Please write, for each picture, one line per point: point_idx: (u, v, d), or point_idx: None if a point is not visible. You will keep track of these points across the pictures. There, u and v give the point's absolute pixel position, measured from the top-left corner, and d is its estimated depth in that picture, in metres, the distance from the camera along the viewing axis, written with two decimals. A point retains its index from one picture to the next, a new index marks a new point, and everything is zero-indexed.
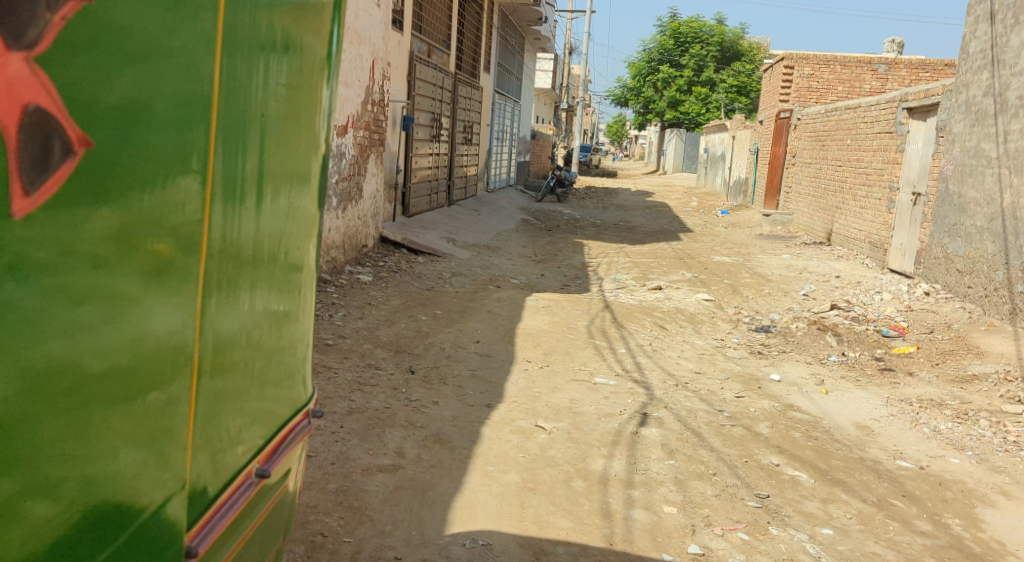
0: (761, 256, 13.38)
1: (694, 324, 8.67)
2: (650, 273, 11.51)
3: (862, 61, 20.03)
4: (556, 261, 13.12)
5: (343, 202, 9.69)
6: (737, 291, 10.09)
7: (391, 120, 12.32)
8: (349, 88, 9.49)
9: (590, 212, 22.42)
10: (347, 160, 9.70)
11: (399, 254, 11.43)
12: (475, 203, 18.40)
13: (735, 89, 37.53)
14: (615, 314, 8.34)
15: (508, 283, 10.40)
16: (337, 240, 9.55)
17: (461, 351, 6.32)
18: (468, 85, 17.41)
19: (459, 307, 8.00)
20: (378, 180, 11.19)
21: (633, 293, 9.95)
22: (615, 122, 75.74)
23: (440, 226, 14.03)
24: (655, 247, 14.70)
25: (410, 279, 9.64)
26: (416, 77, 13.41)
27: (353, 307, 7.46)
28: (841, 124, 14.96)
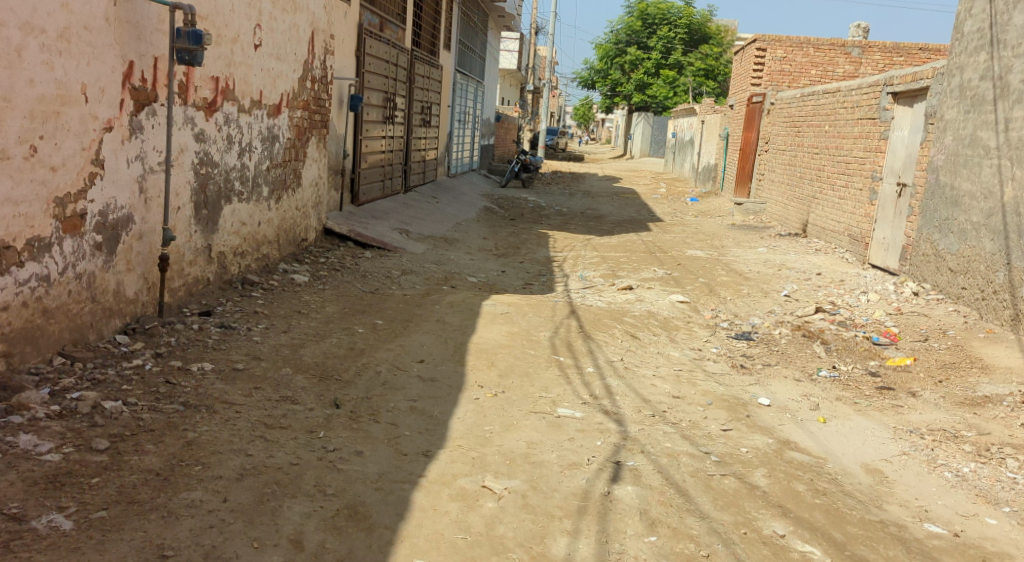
0: (737, 250, 12.52)
1: (669, 332, 7.76)
2: (618, 270, 10.55)
3: (836, 44, 19.11)
4: (518, 255, 12.15)
5: (278, 192, 8.72)
6: (714, 291, 9.21)
7: (336, 99, 11.27)
8: (283, 64, 8.51)
9: (555, 199, 21.49)
10: (282, 145, 8.74)
11: (345, 248, 10.46)
12: (434, 189, 17.39)
13: (703, 72, 36.79)
14: (581, 321, 7.42)
15: (464, 283, 9.46)
16: (271, 235, 8.60)
17: (399, 373, 5.39)
18: (424, 63, 16.34)
19: (404, 315, 7.03)
20: (321, 166, 10.23)
21: (601, 294, 9.06)
22: (581, 106, 74.71)
23: (393, 215, 13.03)
24: (624, 240, 13.81)
25: (353, 279, 8.67)
26: (367, 53, 12.40)
27: (278, 318, 6.52)
28: (819, 109, 14.08)
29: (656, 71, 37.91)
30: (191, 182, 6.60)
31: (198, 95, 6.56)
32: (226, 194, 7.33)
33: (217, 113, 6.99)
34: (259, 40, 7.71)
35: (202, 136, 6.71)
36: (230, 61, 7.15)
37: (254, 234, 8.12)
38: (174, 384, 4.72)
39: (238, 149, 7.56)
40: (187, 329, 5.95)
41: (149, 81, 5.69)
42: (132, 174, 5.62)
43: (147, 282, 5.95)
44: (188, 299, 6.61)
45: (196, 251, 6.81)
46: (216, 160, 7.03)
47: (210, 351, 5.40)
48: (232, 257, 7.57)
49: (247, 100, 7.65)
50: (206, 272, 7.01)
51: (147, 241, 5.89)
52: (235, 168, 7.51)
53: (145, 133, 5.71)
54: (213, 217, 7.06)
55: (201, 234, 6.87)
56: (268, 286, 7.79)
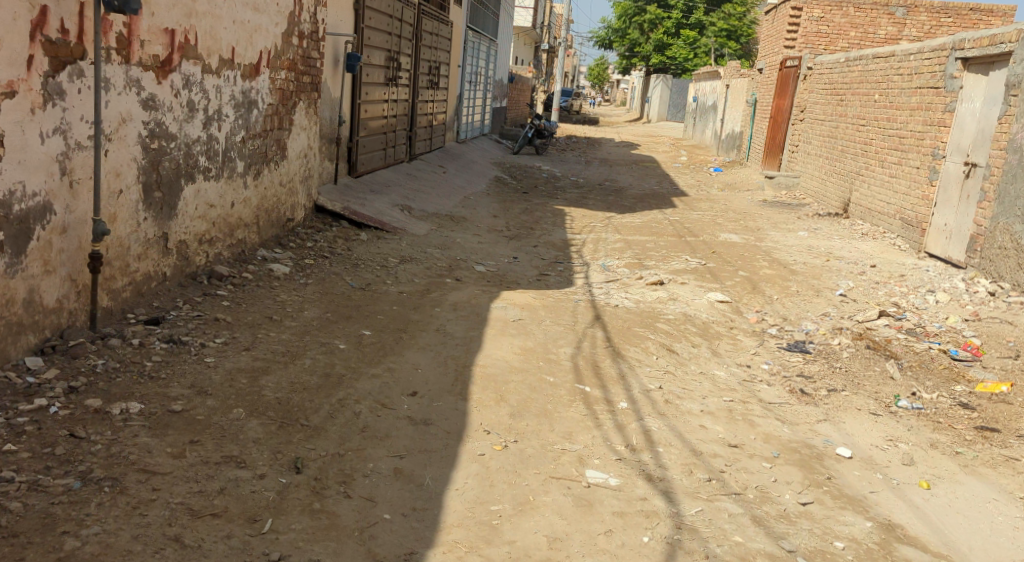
0: (775, 235, 11.29)
1: (709, 343, 6.62)
2: (646, 259, 9.64)
3: (879, 3, 17.86)
4: (532, 237, 11.00)
5: (256, 167, 7.53)
6: (757, 289, 8.05)
7: (330, 57, 10.03)
8: (262, 16, 7.33)
9: (570, 169, 20.27)
10: (261, 113, 7.55)
11: (338, 228, 9.28)
12: (442, 157, 16.23)
13: (725, 33, 35.15)
14: (607, 331, 6.31)
15: (471, 275, 8.35)
16: (248, 217, 7.43)
17: (383, 413, 4.27)
18: (433, 20, 15.07)
19: (399, 325, 5.93)
20: (312, 135, 9.03)
21: (628, 289, 8.20)
22: (597, 66, 73.13)
23: (393, 188, 11.84)
24: (649, 220, 12.75)
25: (342, 270, 7.51)
26: (368, 6, 11.17)
27: (243, 328, 5.38)
28: (869, 75, 12.89)
29: (676, 32, 36.43)
30: (136, 159, 5.49)
31: (145, 50, 5.50)
32: (187, 172, 6.16)
33: (173, 74, 5.87)
34: None
35: (152, 103, 5.64)
36: (190, 10, 6.02)
37: (226, 217, 6.94)
38: (81, 439, 3.59)
39: (205, 118, 6.41)
40: (124, 346, 4.85)
41: (72, 32, 4.71)
42: (47, 152, 4.60)
43: (75, 286, 4.89)
44: (133, 304, 5.49)
45: (146, 242, 5.68)
46: (170, 131, 5.88)
47: (145, 382, 4.21)
48: (195, 246, 6.40)
49: (215, 59, 6.48)
50: (162, 267, 5.89)
51: (73, 235, 4.84)
52: (200, 139, 6.33)
53: (67, 99, 4.70)
54: (169, 200, 5.92)
55: (153, 222, 5.74)
56: (241, 281, 6.63)
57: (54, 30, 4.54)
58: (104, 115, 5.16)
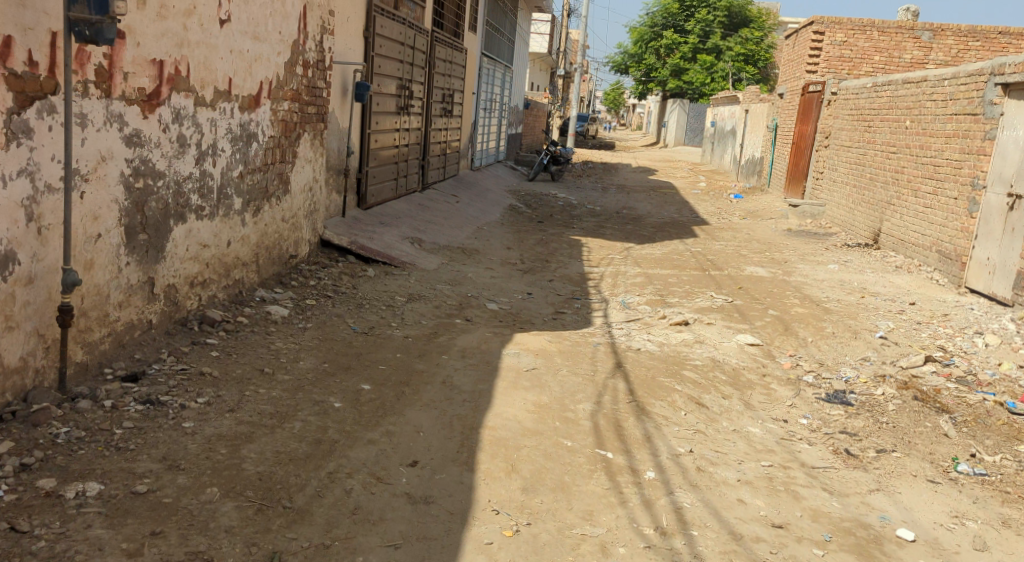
0: (804, 267, 10.93)
1: (741, 394, 6.09)
2: (668, 296, 9.12)
3: (904, 26, 17.57)
4: (547, 271, 10.52)
5: (256, 203, 7.08)
6: (789, 330, 7.52)
7: (337, 86, 9.63)
8: (263, 45, 6.92)
9: (587, 196, 19.80)
10: (261, 146, 7.12)
11: (344, 264, 8.81)
12: (455, 187, 15.81)
13: (743, 58, 34.83)
14: (630, 382, 5.78)
15: (483, 315, 7.85)
16: (246, 256, 6.98)
17: (378, 490, 3.91)
18: (446, 47, 14.73)
19: (403, 376, 5.44)
20: (317, 167, 8.60)
21: (651, 330, 7.66)
22: (613, 91, 72.98)
23: (404, 220, 11.38)
24: (671, 252, 12.28)
25: (345, 312, 7.03)
26: (378, 33, 10.80)
27: (229, 384, 4.90)
28: (899, 101, 12.55)
29: (693, 56, 36.01)
30: (117, 200, 5.04)
31: (129, 83, 5.09)
32: (176, 211, 5.71)
33: (161, 107, 5.45)
34: (229, 10, 6.23)
35: (136, 139, 5.20)
36: (182, 39, 5.61)
37: (221, 258, 6.48)
38: (23, 533, 3.32)
39: (198, 153, 5.97)
40: (95, 410, 4.41)
41: (41, 64, 4.34)
42: (11, 196, 4.23)
43: (42, 342, 4.45)
44: (112, 357, 5.02)
45: (129, 289, 5.22)
46: (158, 168, 5.45)
47: (109, 455, 3.89)
48: (186, 289, 5.93)
49: (210, 90, 6.07)
50: (147, 314, 5.41)
51: (42, 284, 4.44)
52: (191, 176, 5.89)
53: (35, 137, 4.33)
54: (156, 242, 5.47)
55: (137, 267, 5.28)
56: (235, 325, 6.15)
57: (19, 64, 4.19)
58: (80, 154, 4.73)
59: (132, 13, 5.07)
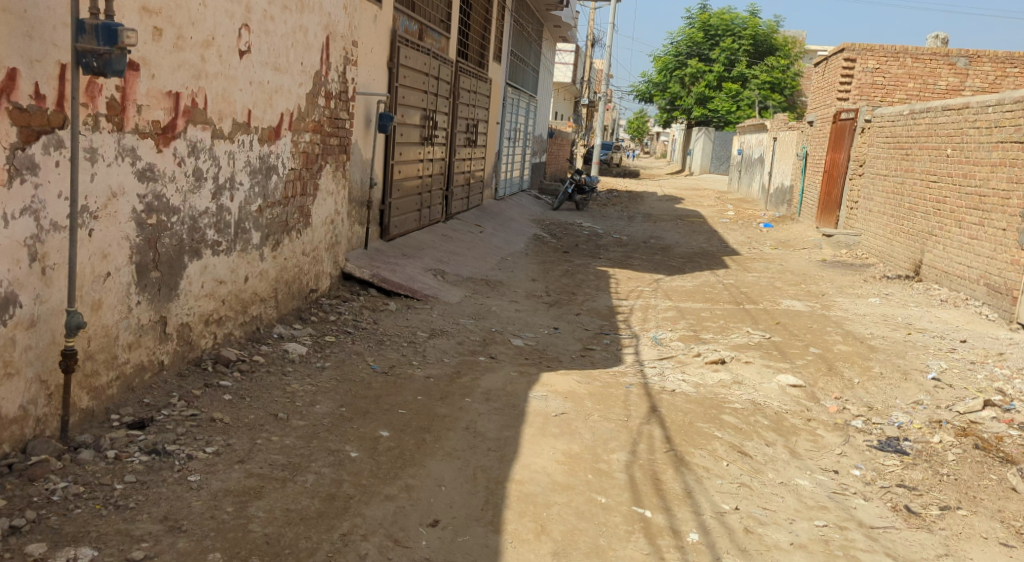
0: (843, 300, 10.60)
1: (786, 440, 5.70)
2: (702, 331, 8.73)
3: (938, 53, 17.23)
4: (575, 304, 10.18)
5: (275, 237, 6.81)
6: (833, 369, 7.14)
7: (360, 117, 9.41)
8: (284, 76, 6.69)
9: (613, 226, 19.46)
10: (281, 179, 6.85)
11: (366, 297, 8.52)
12: (479, 217, 15.54)
13: (769, 85, 34.54)
14: (666, 428, 5.41)
15: (509, 352, 7.52)
16: (264, 292, 6.70)
17: (397, 555, 3.66)
18: (471, 76, 14.54)
19: (425, 421, 5.10)
20: (339, 199, 8.34)
21: (686, 369, 7.26)
22: (636, 120, 72.84)
23: (427, 251, 11.10)
24: (702, 284, 11.91)
25: (365, 349, 6.72)
26: (402, 64, 10.59)
27: (239, 432, 4.57)
28: (940, 129, 12.53)
29: (718, 85, 35.67)
30: (128, 237, 4.74)
31: (143, 116, 4.81)
32: (191, 248, 5.43)
33: (178, 140, 5.15)
34: (248, 41, 5.99)
35: (150, 173, 4.91)
36: (199, 70, 5.35)
37: (238, 294, 6.20)
38: None
39: (215, 187, 5.69)
40: (96, 462, 4.10)
41: (50, 98, 4.10)
42: (13, 237, 3.96)
43: (44, 388, 4.15)
44: (119, 402, 4.69)
45: (140, 330, 4.90)
46: (172, 204, 5.15)
47: (107, 516, 3.67)
48: (200, 328, 5.61)
49: (228, 123, 5.81)
50: (158, 354, 5.08)
51: (45, 327, 4.14)
52: (208, 211, 5.61)
53: (41, 174, 4.08)
54: (169, 279, 5.16)
55: (148, 307, 4.96)
56: (251, 365, 5.84)
57: (25, 97, 3.94)
58: (89, 190, 4.44)
59: (147, 43, 4.80)
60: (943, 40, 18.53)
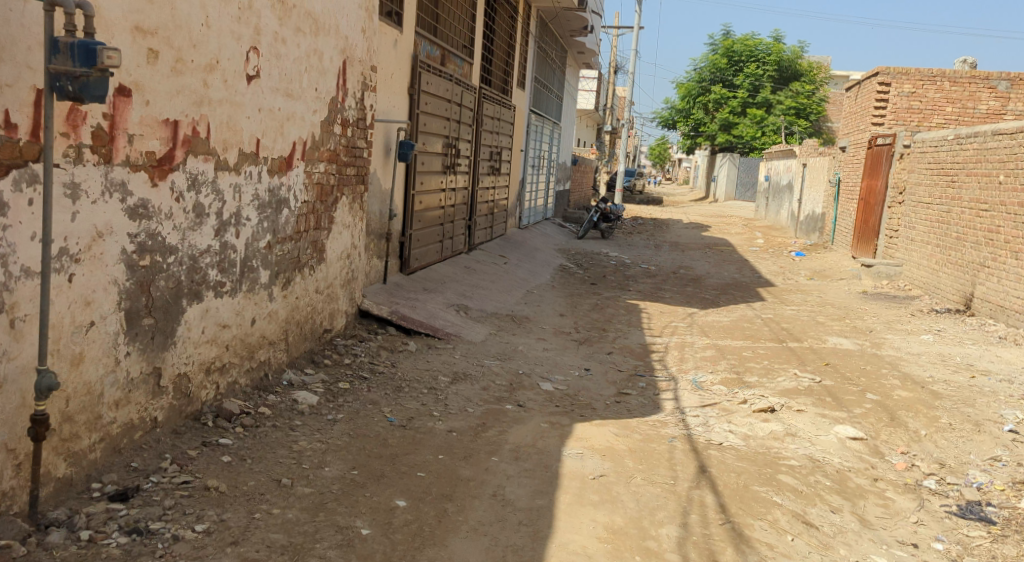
0: (893, 338, 10.24)
1: (853, 506, 5.10)
2: (746, 373, 8.12)
3: (977, 76, 16.64)
4: (606, 340, 9.60)
5: (285, 274, 6.27)
6: (895, 419, 6.65)
7: (379, 145, 8.91)
8: (296, 102, 6.14)
9: (641, 255, 18.85)
10: (293, 212, 6.31)
11: (384, 336, 7.96)
12: (503, 247, 15.01)
13: (795, 111, 34.04)
14: (720, 494, 4.80)
15: (540, 398, 6.95)
16: (274, 334, 6.12)
17: None
18: (494, 103, 14.06)
19: (446, 486, 4.53)
20: (356, 232, 7.80)
21: (732, 419, 6.66)
22: (658, 146, 72.48)
23: (449, 285, 10.54)
24: (740, 319, 11.37)
25: (381, 398, 6.13)
26: (424, 90, 10.13)
27: (236, 503, 4.02)
28: (989, 154, 12.35)
29: (743, 111, 35.13)
30: (116, 281, 4.15)
31: (135, 147, 4.21)
32: (190, 290, 4.83)
33: (176, 173, 4.56)
34: (257, 64, 5.41)
35: (144, 208, 4.31)
36: (202, 96, 4.75)
37: (243, 339, 5.60)
38: None
39: (218, 223, 5.11)
40: (66, 545, 3.59)
41: (22, 126, 3.58)
42: None
43: (11, 458, 3.61)
44: (104, 467, 4.10)
45: (129, 385, 4.29)
46: (169, 242, 4.55)
47: None
48: (200, 378, 5.01)
49: (234, 153, 5.22)
50: (151, 410, 4.47)
51: (14, 387, 3.62)
52: (210, 249, 5.02)
53: (9, 214, 3.55)
54: (164, 326, 4.55)
55: (139, 359, 4.35)
56: (257, 417, 5.23)
57: None
58: (69, 230, 3.86)
59: (141, 67, 4.19)
60: (970, 63, 18.02)
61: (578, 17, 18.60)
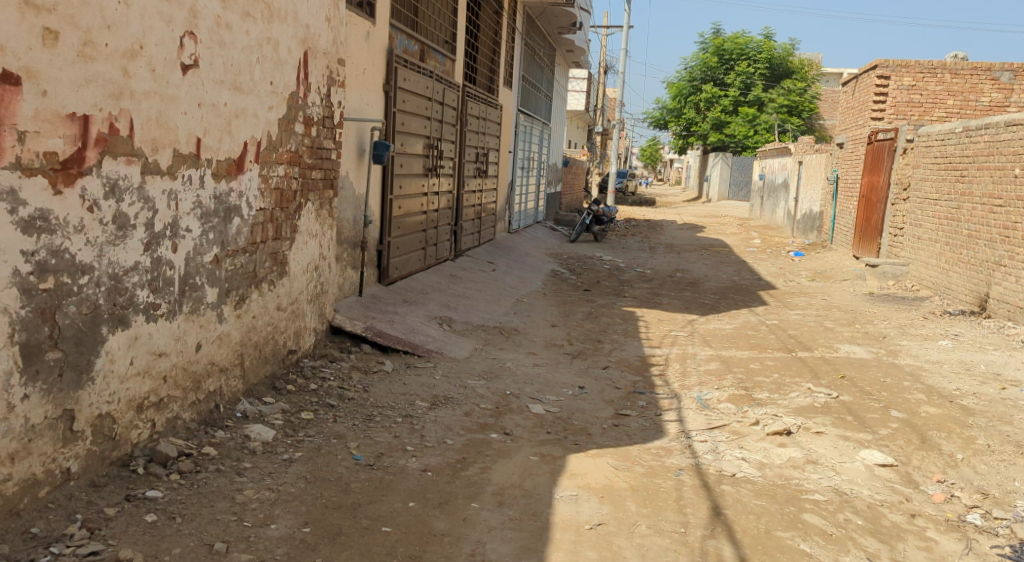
0: (909, 344, 9.58)
1: (891, 550, 4.43)
2: (755, 390, 7.43)
3: (979, 68, 15.99)
4: (601, 353, 8.91)
5: (238, 291, 5.51)
6: (926, 441, 6.05)
7: (350, 146, 8.18)
8: (247, 97, 5.41)
9: (636, 258, 18.13)
10: (246, 222, 5.58)
11: (357, 356, 7.23)
12: (491, 253, 14.30)
13: (786, 109, 33.40)
14: (738, 546, 4.14)
15: (530, 423, 6.25)
16: (226, 360, 5.36)
17: None
18: (479, 102, 13.35)
19: (414, 545, 3.86)
20: (325, 241, 7.07)
21: (745, 445, 5.97)
22: (649, 148, 71.92)
23: (432, 296, 9.82)
24: (744, 325, 10.71)
25: (347, 431, 5.39)
26: (401, 87, 9.41)
27: None
28: (1003, 147, 11.71)
29: (734, 109, 34.44)
30: (6, 309, 3.52)
31: (28, 147, 3.58)
32: (114, 316, 4.11)
33: (87, 178, 3.88)
34: (196, 52, 4.69)
35: (43, 226, 3.66)
36: (122, 87, 4.04)
37: (186, 367, 4.84)
38: None
39: (150, 235, 4.37)
40: None
41: None
42: None
43: None
44: None
45: (26, 434, 3.64)
46: (81, 260, 3.87)
47: None
48: (129, 417, 4.29)
49: (167, 154, 4.48)
50: (62, 459, 3.83)
51: None
52: (139, 266, 4.30)
53: None
54: (77, 359, 3.88)
55: (41, 403, 3.70)
56: (198, 460, 4.50)
57: None
58: None
59: (33, 50, 3.56)
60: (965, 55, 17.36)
61: (566, 12, 17.88)
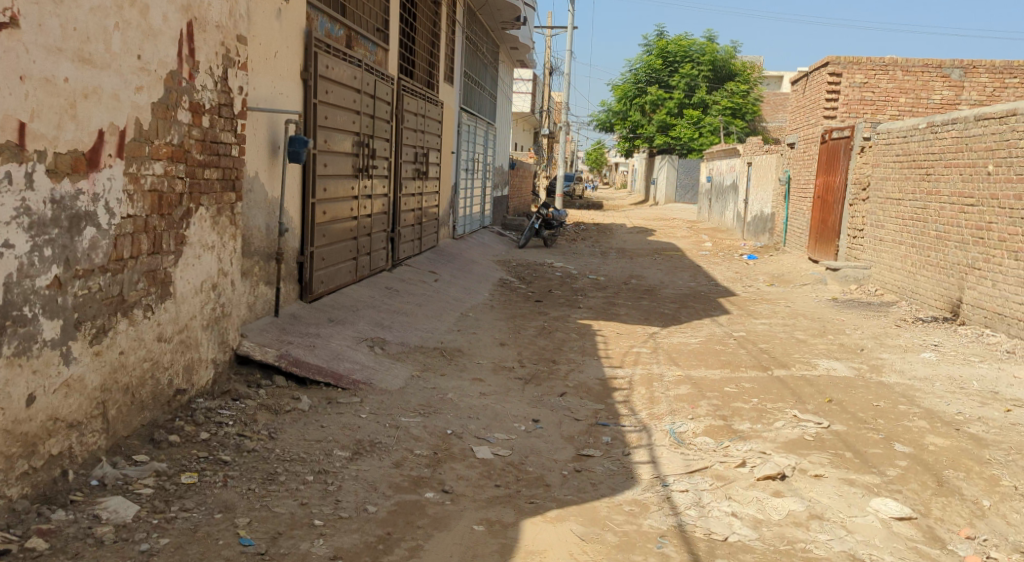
0: (890, 358, 8.67)
1: None
2: (733, 419, 6.40)
3: (930, 64, 15.15)
4: (555, 376, 7.81)
5: (95, 323, 4.26)
6: (943, 484, 5.11)
7: (257, 140, 6.94)
8: (102, 73, 4.16)
9: (587, 264, 17.08)
10: (106, 232, 4.35)
11: (268, 391, 6.02)
12: (432, 261, 13.12)
13: (730, 111, 32.76)
14: None
15: (474, 473, 5.12)
16: (77, 413, 4.12)
17: None
18: (416, 97, 12.17)
19: None
20: (225, 254, 5.81)
21: (736, 496, 4.92)
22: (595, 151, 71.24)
23: (363, 313, 8.60)
24: (709, 339, 9.70)
25: (239, 499, 4.21)
26: (322, 76, 8.19)
27: None
28: (973, 141, 10.87)
29: (680, 111, 33.77)
30: None
31: None
32: None
33: None
34: (13, 7, 3.63)
35: None
36: None
37: (10, 428, 3.72)
38: None
39: None
40: None
41: None
42: None
43: None
44: None
45: None
46: None
47: None
48: None
49: None
50: None
51: None
52: None
53: None
54: None
55: None
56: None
57: None
58: None
59: None
60: None
61: (510, 5, 16.78)
